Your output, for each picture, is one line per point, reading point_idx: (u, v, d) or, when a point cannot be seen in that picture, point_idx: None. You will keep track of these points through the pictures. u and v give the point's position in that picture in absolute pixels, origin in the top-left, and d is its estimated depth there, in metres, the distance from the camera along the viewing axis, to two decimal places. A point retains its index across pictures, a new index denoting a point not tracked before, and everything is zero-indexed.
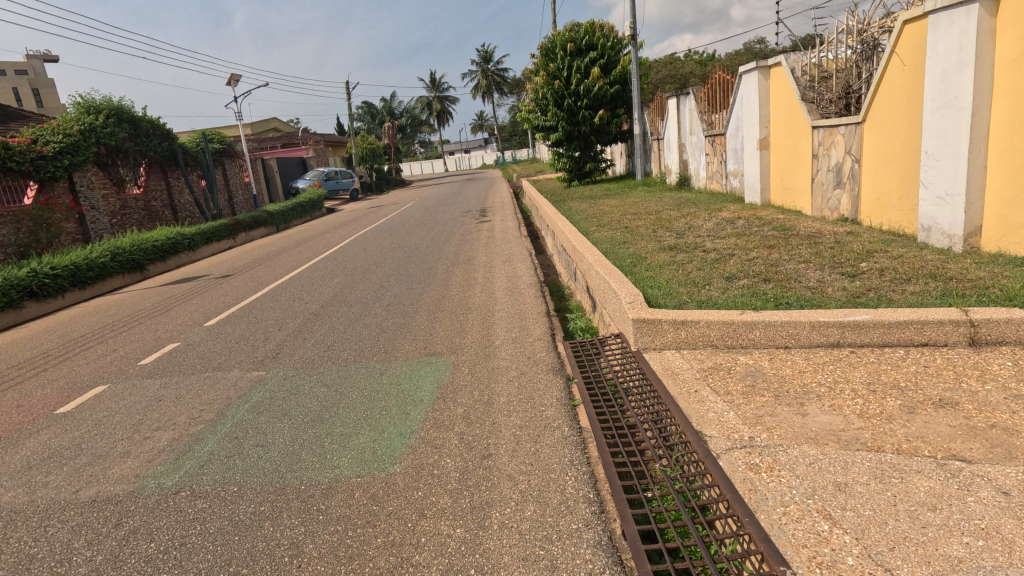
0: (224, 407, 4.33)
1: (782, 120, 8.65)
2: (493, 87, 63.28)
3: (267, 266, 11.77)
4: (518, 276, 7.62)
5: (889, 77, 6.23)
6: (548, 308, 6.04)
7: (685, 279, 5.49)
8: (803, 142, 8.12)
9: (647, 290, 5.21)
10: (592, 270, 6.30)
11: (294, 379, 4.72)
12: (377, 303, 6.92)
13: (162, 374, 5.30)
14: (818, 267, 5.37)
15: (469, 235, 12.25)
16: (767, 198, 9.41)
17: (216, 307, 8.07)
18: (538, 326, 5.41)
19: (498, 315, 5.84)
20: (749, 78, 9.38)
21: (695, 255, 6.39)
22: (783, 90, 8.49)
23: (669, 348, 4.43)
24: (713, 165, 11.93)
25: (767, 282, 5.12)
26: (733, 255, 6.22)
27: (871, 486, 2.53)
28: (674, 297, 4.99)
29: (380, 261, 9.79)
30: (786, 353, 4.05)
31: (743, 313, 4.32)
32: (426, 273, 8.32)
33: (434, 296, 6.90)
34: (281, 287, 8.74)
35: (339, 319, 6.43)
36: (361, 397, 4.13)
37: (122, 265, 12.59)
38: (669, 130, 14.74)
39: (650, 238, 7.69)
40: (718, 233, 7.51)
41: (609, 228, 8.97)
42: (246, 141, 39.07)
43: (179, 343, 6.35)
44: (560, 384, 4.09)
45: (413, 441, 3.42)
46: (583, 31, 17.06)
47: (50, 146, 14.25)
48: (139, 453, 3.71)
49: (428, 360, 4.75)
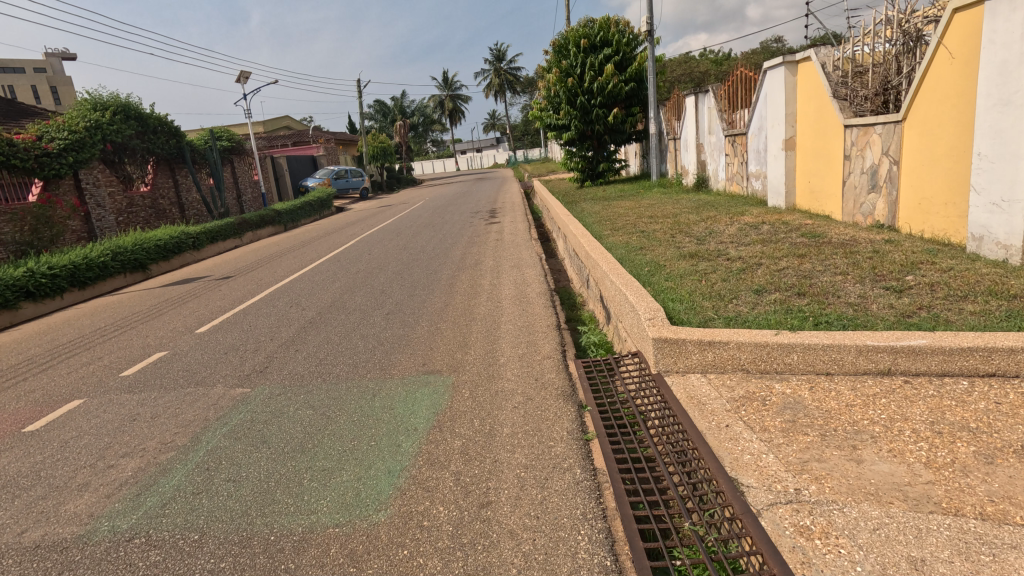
0: (200, 431, 3.93)
1: (811, 118, 8.12)
2: (505, 86, 62.84)
3: (270, 267, 11.42)
4: (528, 283, 7.18)
5: (935, 71, 5.70)
6: (559, 320, 5.58)
7: (710, 291, 5.01)
8: (833, 141, 7.59)
9: (668, 303, 4.75)
10: (606, 279, 5.84)
11: (280, 399, 4.32)
12: (377, 311, 6.51)
13: (142, 389, 4.93)
14: (857, 280, 4.87)
15: (478, 237, 11.84)
16: (792, 201, 8.89)
17: (211, 312, 7.71)
18: (547, 341, 4.97)
19: (505, 328, 5.39)
20: (774, 74, 8.84)
21: (718, 265, 5.90)
22: (812, 86, 7.96)
23: (693, 372, 3.97)
24: (733, 167, 11.37)
25: (801, 297, 4.62)
26: (760, 264, 5.73)
27: (956, 566, 2.06)
28: (699, 312, 4.51)
29: (384, 265, 9.40)
30: (830, 381, 3.57)
31: (780, 334, 3.83)
32: (430, 279, 7.89)
33: (438, 305, 6.48)
34: (279, 291, 8.36)
35: (334, 329, 6.03)
36: (349, 425, 3.71)
37: (124, 265, 12.31)
38: (686, 129, 14.19)
39: (669, 243, 7.21)
40: (742, 239, 7.01)
41: (623, 232, 8.49)
42: (258, 140, 39.02)
43: (166, 353, 5.98)
44: (572, 414, 3.62)
45: (402, 482, 2.99)
46: (598, 27, 16.53)
47: (55, 143, 14.03)
48: (99, 486, 3.31)
49: (426, 380, 4.32)
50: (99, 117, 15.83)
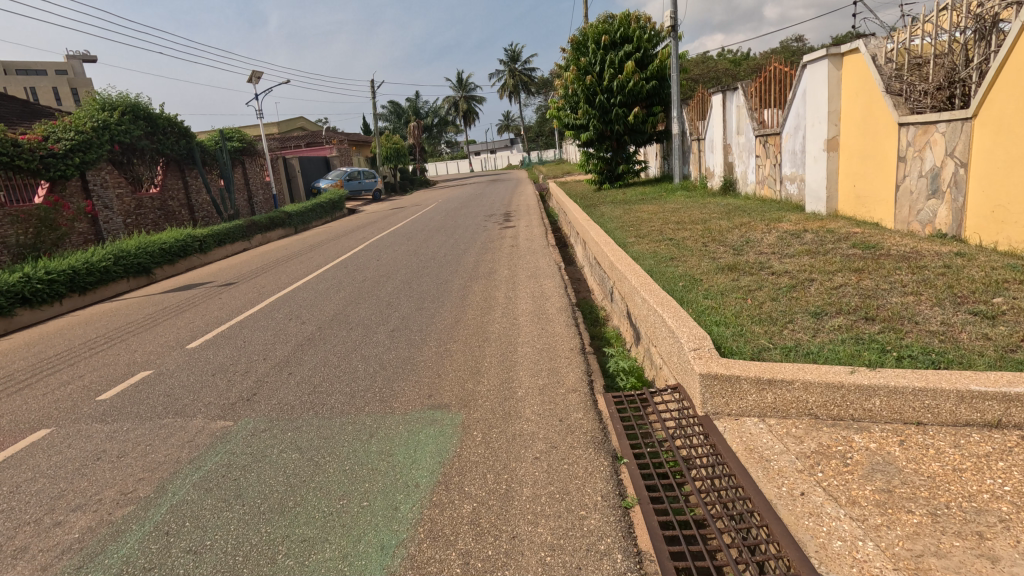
0: (168, 477, 3.37)
1: (858, 117, 7.41)
2: (520, 86, 62.22)
3: (274, 272, 10.92)
4: (547, 297, 6.56)
5: (1015, 61, 5.00)
6: (583, 343, 4.95)
7: (759, 313, 4.36)
8: (886, 141, 6.87)
9: (713, 328, 4.11)
10: (636, 295, 5.19)
11: (263, 437, 3.75)
12: (381, 327, 5.94)
13: (115, 418, 4.40)
14: (934, 302, 4.17)
15: (492, 242, 11.25)
16: (834, 207, 8.17)
17: (207, 324, 7.20)
18: (571, 369, 4.35)
19: (522, 351, 4.78)
20: (816, 67, 8.11)
21: (763, 280, 5.23)
22: (862, 80, 7.23)
23: (749, 416, 3.32)
24: (765, 169, 10.64)
25: (870, 323, 3.95)
26: (812, 280, 5.06)
27: None
28: (751, 341, 3.86)
29: (392, 272, 8.85)
30: (923, 434, 2.91)
31: (857, 373, 3.17)
32: (440, 290, 7.31)
33: (447, 321, 5.88)
34: (280, 301, 7.84)
35: (334, 348, 5.47)
36: (340, 479, 3.12)
37: (126, 269, 11.93)
38: (712, 128, 13.44)
39: (702, 254, 6.54)
40: (785, 249, 6.33)
41: (650, 239, 7.84)
42: (271, 141, 38.84)
43: (151, 373, 5.46)
44: (606, 470, 3.00)
45: (397, 564, 2.40)
46: (618, 23, 15.83)
47: (61, 144, 13.75)
48: (37, 553, 2.76)
49: (432, 418, 3.72)
50: (107, 117, 15.53)
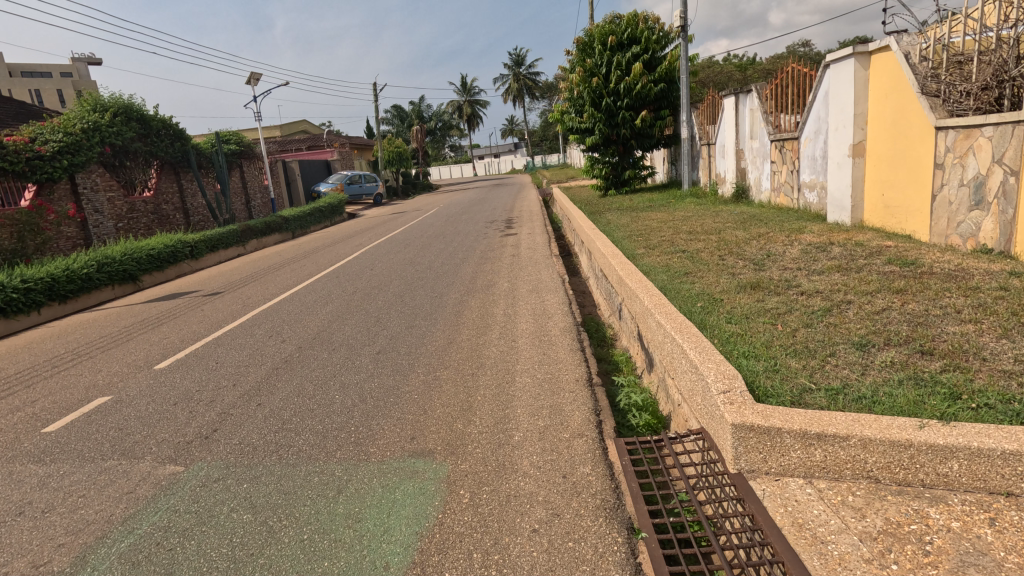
0: (94, 544, 2.81)
1: (888, 121, 6.86)
2: (524, 91, 61.78)
3: (263, 282, 10.37)
4: (549, 315, 5.99)
5: None
6: (590, 372, 4.38)
7: (793, 343, 3.79)
8: (921, 147, 6.30)
9: (742, 364, 3.54)
10: (650, 317, 4.63)
11: (213, 491, 3.17)
12: (365, 349, 5.38)
13: (54, 457, 3.85)
14: (1000, 333, 3.59)
15: (492, 251, 10.72)
16: (859, 217, 7.60)
17: (182, 341, 6.66)
18: (577, 406, 3.79)
19: (522, 382, 4.22)
20: (841, 67, 7.55)
21: (793, 301, 4.66)
22: (893, 81, 6.68)
23: (792, 477, 2.75)
24: (781, 176, 10.07)
25: (928, 358, 3.37)
26: (849, 302, 4.48)
27: None
28: (788, 379, 3.31)
29: (384, 284, 8.31)
30: (1018, 510, 2.33)
31: (928, 428, 2.60)
32: (434, 305, 6.76)
33: (439, 343, 5.32)
34: (262, 315, 7.29)
35: (312, 373, 4.92)
36: (294, 555, 2.55)
37: (111, 276, 11.42)
38: (723, 132, 12.85)
39: (720, 269, 5.99)
40: (811, 264, 5.76)
41: (661, 251, 7.28)
42: (272, 144, 38.51)
43: (108, 400, 4.90)
44: (619, 550, 2.43)
45: None
46: (625, 23, 15.31)
47: (48, 146, 13.27)
48: None
49: (412, 470, 3.15)
50: (97, 118, 15.08)
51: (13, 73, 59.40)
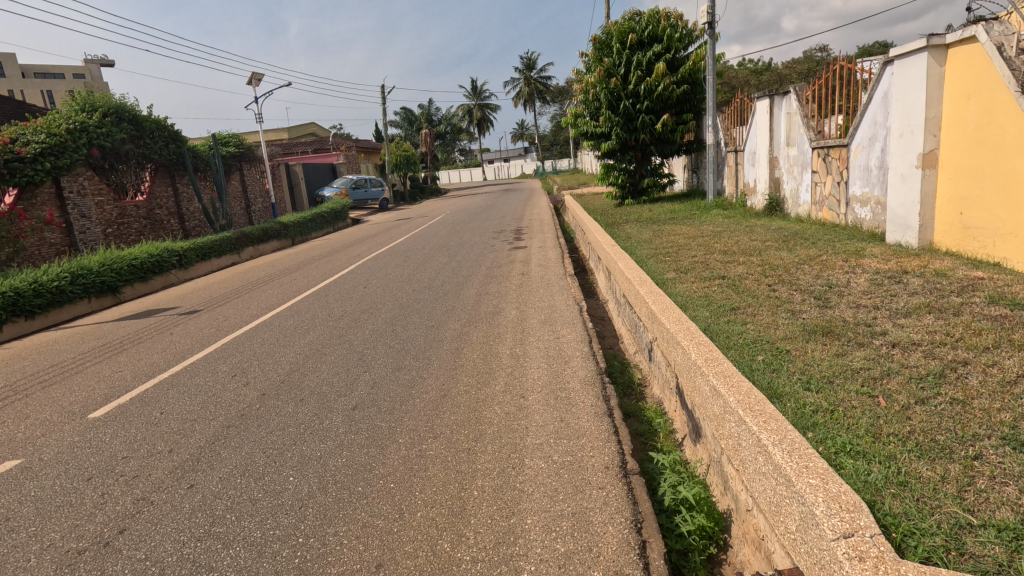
0: None
1: (970, 125, 5.76)
2: (536, 95, 60.64)
3: (247, 298, 9.43)
4: (565, 358, 4.95)
5: None
6: (622, 452, 3.34)
7: (912, 432, 2.72)
8: (1017, 158, 5.20)
9: (851, 471, 2.47)
10: (699, 377, 3.57)
11: None
12: (339, 403, 4.37)
13: None
14: None
15: (499, 267, 9.71)
16: (928, 238, 6.51)
17: (133, 377, 5.68)
18: (611, 515, 2.73)
19: (535, 469, 3.16)
20: (908, 63, 6.46)
21: (886, 358, 3.57)
22: (980, 77, 5.57)
23: None
24: (825, 187, 8.98)
25: None
26: (966, 362, 3.40)
27: None
28: (927, 503, 2.24)
29: (376, 308, 7.32)
30: None
31: None
32: (429, 339, 5.76)
33: (430, 397, 4.29)
34: (233, 346, 6.31)
35: (269, 438, 3.91)
36: None
37: (86, 289, 10.50)
38: (755, 139, 11.75)
39: (773, 304, 4.94)
40: (889, 300, 4.69)
41: (695, 277, 6.23)
42: (279, 147, 37.84)
43: (13, 467, 3.89)
44: None
45: None
46: (645, 21, 14.31)
47: (30, 147, 12.40)
48: None
49: None
50: (85, 119, 14.24)
51: (26, 74, 59.39)
